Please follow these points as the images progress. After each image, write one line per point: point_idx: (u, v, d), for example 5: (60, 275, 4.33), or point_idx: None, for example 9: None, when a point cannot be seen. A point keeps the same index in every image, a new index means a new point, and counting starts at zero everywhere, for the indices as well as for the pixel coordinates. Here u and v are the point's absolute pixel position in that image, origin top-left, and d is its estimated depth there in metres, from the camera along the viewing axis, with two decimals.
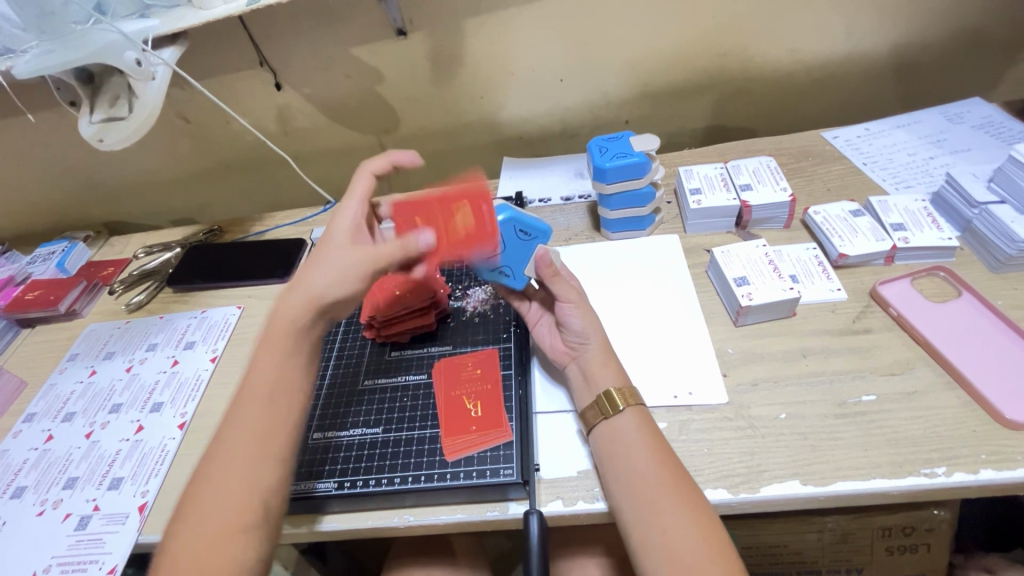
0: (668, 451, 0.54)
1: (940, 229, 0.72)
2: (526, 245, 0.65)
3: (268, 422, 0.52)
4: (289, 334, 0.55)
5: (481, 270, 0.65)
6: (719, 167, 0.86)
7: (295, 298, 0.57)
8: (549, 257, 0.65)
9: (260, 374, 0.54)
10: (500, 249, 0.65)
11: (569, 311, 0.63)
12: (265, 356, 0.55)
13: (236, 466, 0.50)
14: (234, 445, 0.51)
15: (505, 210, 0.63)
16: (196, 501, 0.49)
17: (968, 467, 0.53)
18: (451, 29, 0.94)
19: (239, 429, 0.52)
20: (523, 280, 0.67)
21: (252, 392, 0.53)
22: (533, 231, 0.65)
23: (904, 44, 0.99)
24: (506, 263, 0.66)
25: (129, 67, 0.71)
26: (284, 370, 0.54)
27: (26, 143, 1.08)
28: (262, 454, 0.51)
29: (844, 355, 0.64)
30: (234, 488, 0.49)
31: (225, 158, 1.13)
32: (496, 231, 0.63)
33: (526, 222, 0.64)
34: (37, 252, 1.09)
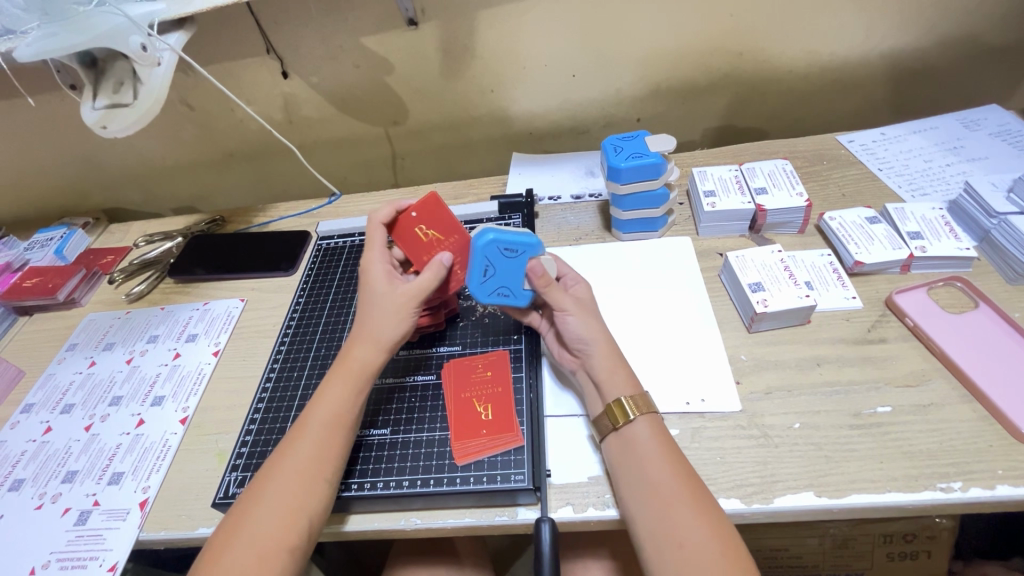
0: (680, 460, 0.54)
1: (957, 239, 0.71)
2: (516, 263, 0.64)
3: (326, 447, 0.55)
4: (358, 372, 0.59)
5: (480, 296, 0.65)
6: (733, 169, 0.84)
7: (360, 339, 0.61)
8: (540, 268, 0.62)
9: (325, 404, 0.57)
10: (489, 273, 0.64)
11: (569, 318, 0.62)
12: (332, 387, 0.58)
13: (288, 484, 0.52)
14: (290, 465, 0.54)
15: (487, 232, 0.63)
16: (243, 515, 0.51)
17: (984, 482, 0.52)
18: (464, 20, 0.92)
19: (297, 450, 0.55)
20: (526, 297, 0.65)
21: (314, 416, 0.57)
22: (519, 248, 0.63)
23: (921, 49, 0.98)
24: (503, 284, 0.65)
25: (134, 52, 0.69)
26: (349, 402, 0.58)
27: (25, 125, 1.05)
28: (312, 475, 0.53)
29: (858, 365, 0.63)
30: (286, 506, 0.51)
31: (228, 146, 1.11)
32: (481, 256, 0.63)
33: (509, 240, 0.63)
34: (36, 238, 1.06)
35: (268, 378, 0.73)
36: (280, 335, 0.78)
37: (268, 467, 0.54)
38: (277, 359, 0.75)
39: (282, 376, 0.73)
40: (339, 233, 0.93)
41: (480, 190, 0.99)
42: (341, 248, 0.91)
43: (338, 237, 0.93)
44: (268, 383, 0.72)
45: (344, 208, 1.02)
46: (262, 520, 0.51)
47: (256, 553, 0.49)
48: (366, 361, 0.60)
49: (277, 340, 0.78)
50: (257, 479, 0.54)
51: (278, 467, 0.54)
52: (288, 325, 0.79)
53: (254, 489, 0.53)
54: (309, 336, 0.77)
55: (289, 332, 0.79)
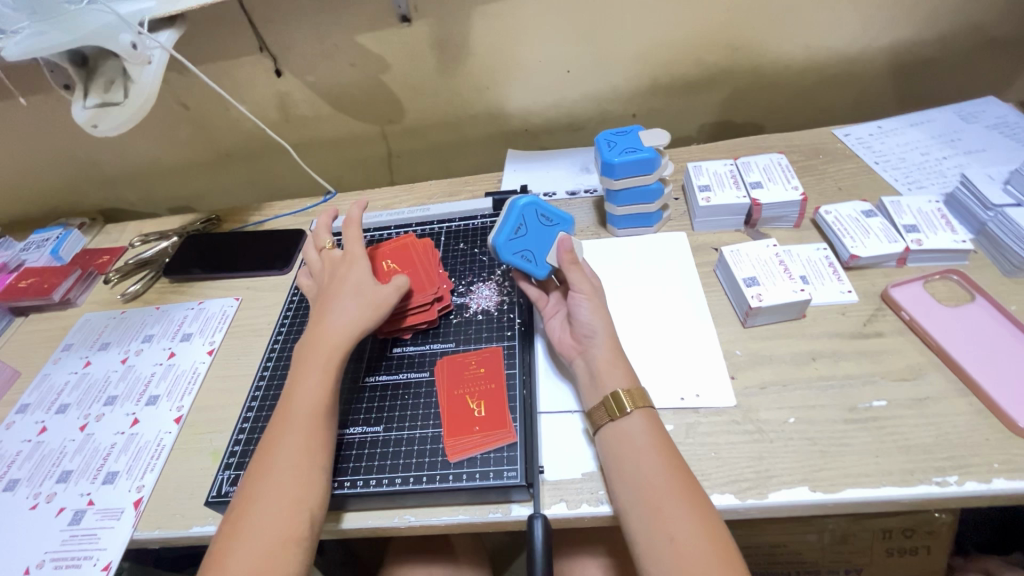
0: (675, 455, 0.53)
1: (954, 232, 0.70)
2: (547, 230, 0.69)
3: (310, 434, 0.55)
4: (328, 354, 0.60)
5: (504, 253, 0.66)
6: (729, 164, 0.84)
7: (324, 326, 0.62)
8: (570, 241, 0.68)
9: (302, 393, 0.58)
10: (522, 232, 0.67)
11: (580, 303, 0.63)
12: (304, 376, 0.59)
13: (283, 477, 0.52)
14: (280, 461, 0.53)
15: (530, 197, 0.69)
16: (243, 515, 0.51)
17: (980, 476, 0.52)
18: (457, 16, 0.91)
19: (284, 446, 0.54)
20: (545, 268, 0.68)
21: (295, 409, 0.57)
22: (554, 218, 0.70)
23: (919, 41, 0.97)
24: (530, 247, 0.67)
25: (124, 50, 0.68)
26: (323, 386, 0.58)
27: (20, 126, 1.05)
28: (302, 462, 0.53)
29: (854, 359, 0.63)
30: (285, 500, 0.51)
31: (223, 145, 1.11)
32: (518, 214, 0.67)
33: (548, 208, 0.70)
34: (31, 239, 1.06)
35: (261, 377, 0.72)
36: (274, 333, 0.78)
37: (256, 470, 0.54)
38: (270, 357, 0.75)
39: (275, 374, 0.72)
40: (333, 231, 0.93)
41: (475, 187, 0.98)
42: None
43: (332, 235, 0.93)
44: (261, 381, 0.72)
45: (340, 206, 1.02)
46: (262, 522, 0.50)
47: (263, 555, 0.48)
48: (336, 343, 0.61)
49: (271, 339, 0.78)
50: (248, 480, 0.53)
51: (268, 465, 0.53)
52: (282, 323, 0.79)
53: (247, 490, 0.52)
54: (302, 335, 0.77)
55: (283, 330, 0.78)
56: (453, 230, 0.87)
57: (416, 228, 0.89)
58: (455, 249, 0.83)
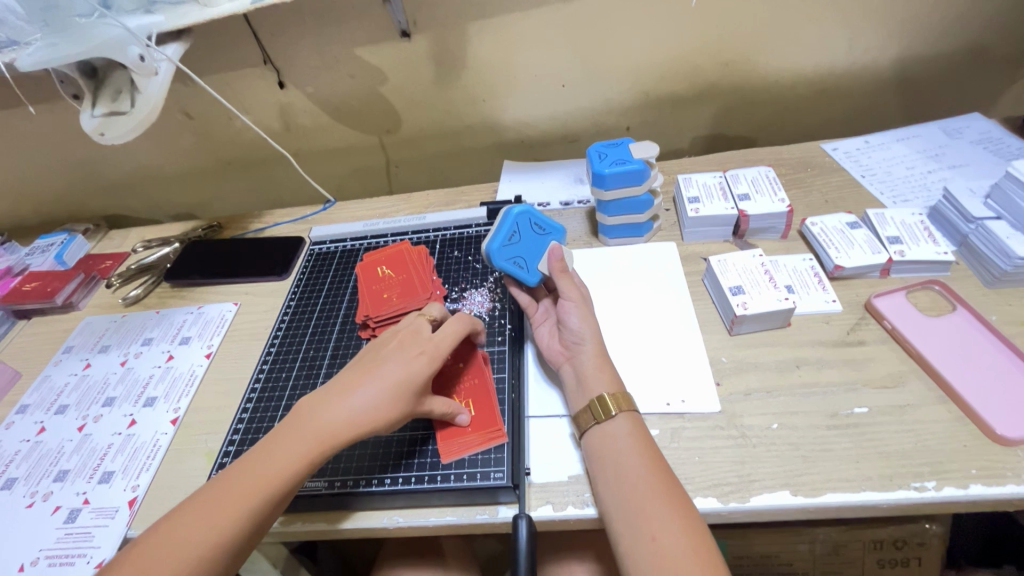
0: (658, 455, 0.55)
1: (936, 244, 0.72)
2: (539, 239, 0.73)
3: (243, 510, 0.51)
4: (314, 444, 0.54)
5: (496, 259, 0.69)
6: (718, 176, 0.86)
7: (335, 399, 0.57)
8: (561, 250, 0.70)
9: (272, 463, 0.53)
10: (514, 240, 0.71)
11: (569, 309, 0.64)
12: (288, 444, 0.54)
13: (192, 538, 0.49)
14: (204, 515, 0.50)
15: (523, 206, 0.73)
16: (142, 555, 0.48)
17: (958, 481, 0.53)
18: (455, 31, 0.94)
19: (217, 503, 0.51)
20: (537, 275, 0.70)
21: (251, 472, 0.53)
22: (546, 228, 0.73)
23: (905, 59, 1.00)
24: (522, 254, 0.71)
25: (132, 63, 0.71)
26: (292, 470, 0.53)
27: (28, 134, 1.08)
28: (214, 544, 0.49)
29: (837, 367, 0.64)
30: (179, 560, 0.48)
31: (226, 154, 1.13)
32: (512, 221, 0.72)
33: (542, 218, 0.73)
34: (36, 244, 1.08)
35: (257, 379, 0.74)
36: (270, 337, 0.80)
37: (186, 511, 0.51)
38: (266, 361, 0.76)
39: (270, 377, 0.74)
40: (331, 238, 0.95)
41: (471, 197, 1.01)
42: (333, 253, 0.92)
43: (331, 243, 0.95)
44: (257, 384, 0.73)
45: (338, 215, 1.04)
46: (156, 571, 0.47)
47: None
48: (328, 434, 0.55)
49: (267, 343, 0.79)
50: (175, 516, 0.51)
51: (196, 513, 0.50)
52: (278, 328, 0.81)
53: (171, 523, 0.50)
54: (298, 339, 0.78)
55: (279, 334, 0.80)
56: (448, 238, 0.89)
57: (413, 236, 0.91)
58: (450, 257, 0.85)
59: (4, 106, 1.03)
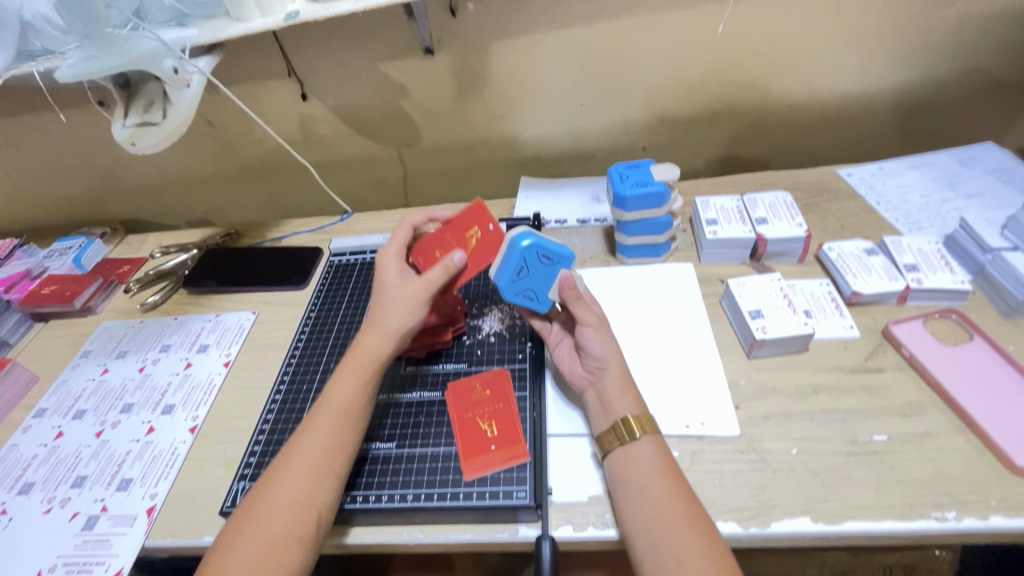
0: (680, 478, 0.55)
1: (953, 273, 0.73)
2: (548, 270, 0.65)
3: (333, 439, 0.57)
4: (362, 364, 0.61)
5: (505, 294, 0.67)
6: (735, 199, 0.87)
7: (371, 331, 0.63)
8: (572, 280, 0.65)
9: (335, 397, 0.59)
10: (522, 274, 0.65)
11: (588, 335, 0.63)
12: (341, 379, 0.61)
13: (298, 472, 0.54)
14: (301, 454, 0.55)
15: (527, 236, 0.64)
16: (259, 504, 0.52)
17: (978, 512, 0.53)
18: (478, 49, 0.96)
19: (308, 439, 0.56)
20: (547, 304, 0.68)
21: (324, 410, 0.59)
22: (555, 257, 0.65)
23: (919, 87, 1.02)
24: (530, 287, 0.66)
25: (166, 75, 0.72)
26: (357, 393, 0.60)
27: (51, 138, 1.09)
28: (319, 471, 0.54)
29: (856, 394, 0.64)
30: (298, 494, 0.53)
31: (246, 163, 1.14)
32: (518, 257, 0.64)
33: (548, 248, 0.64)
34: (54, 246, 1.09)
35: (278, 390, 0.74)
36: (291, 348, 0.80)
37: (280, 459, 0.56)
38: (287, 371, 0.77)
39: (291, 389, 0.74)
40: (351, 249, 0.96)
41: (488, 212, 1.02)
42: (352, 265, 0.93)
43: (350, 254, 0.96)
44: (278, 395, 0.74)
45: (356, 226, 1.05)
46: (273, 509, 0.52)
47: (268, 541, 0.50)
48: (374, 354, 0.62)
49: (287, 354, 0.80)
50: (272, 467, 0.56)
51: (288, 458, 0.55)
52: (299, 339, 0.81)
53: (269, 475, 0.55)
54: (319, 350, 0.79)
55: (300, 345, 0.81)
56: None
57: None
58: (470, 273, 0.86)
59: (30, 110, 1.04)
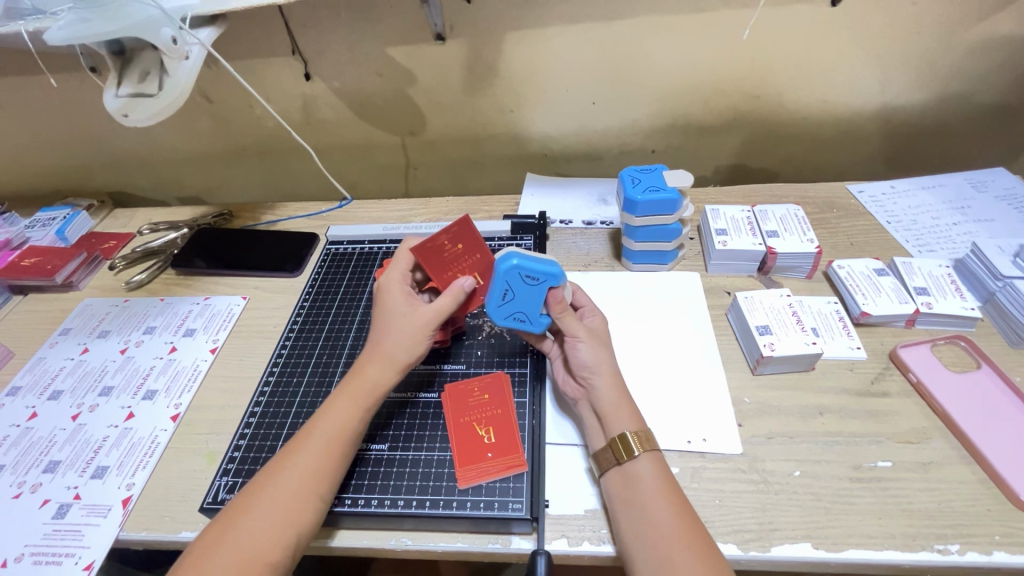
0: (683, 502, 0.53)
1: (963, 299, 0.71)
2: (535, 291, 0.62)
3: (323, 465, 0.54)
4: (362, 391, 0.58)
5: (495, 318, 0.64)
6: (746, 210, 0.85)
7: (374, 357, 0.60)
8: (560, 295, 0.62)
9: (329, 421, 0.56)
10: (508, 298, 0.62)
11: (576, 346, 0.62)
12: (337, 403, 0.57)
13: (282, 496, 0.51)
14: (288, 478, 0.52)
15: (510, 257, 0.61)
16: (233, 521, 0.49)
17: (981, 547, 0.52)
18: (491, 39, 0.93)
19: (296, 463, 0.53)
20: (540, 324, 0.64)
21: (317, 432, 0.55)
22: (541, 276, 0.61)
23: (934, 107, 1.00)
24: (519, 310, 0.63)
25: (164, 44, 0.69)
26: (354, 420, 0.57)
27: (39, 103, 1.04)
28: (303, 497, 0.51)
29: (861, 417, 0.63)
30: (275, 517, 0.50)
31: (243, 141, 1.11)
32: (502, 280, 0.61)
33: (532, 267, 0.60)
34: (37, 216, 1.05)
35: (266, 381, 0.72)
36: (282, 339, 0.77)
37: (266, 473, 0.53)
38: (277, 362, 0.74)
39: (280, 381, 0.72)
40: (348, 238, 0.93)
41: (492, 208, 0.99)
42: (350, 255, 0.90)
43: (348, 243, 0.93)
44: (266, 386, 0.71)
45: (355, 214, 1.02)
46: (248, 528, 0.49)
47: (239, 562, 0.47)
48: (376, 381, 0.59)
49: (278, 344, 0.77)
50: (256, 480, 0.53)
51: (273, 476, 0.52)
52: (291, 328, 0.79)
53: (247, 494, 0.52)
54: (311, 342, 0.76)
55: (292, 335, 0.78)
56: None
57: None
58: None
59: (18, 72, 0.99)
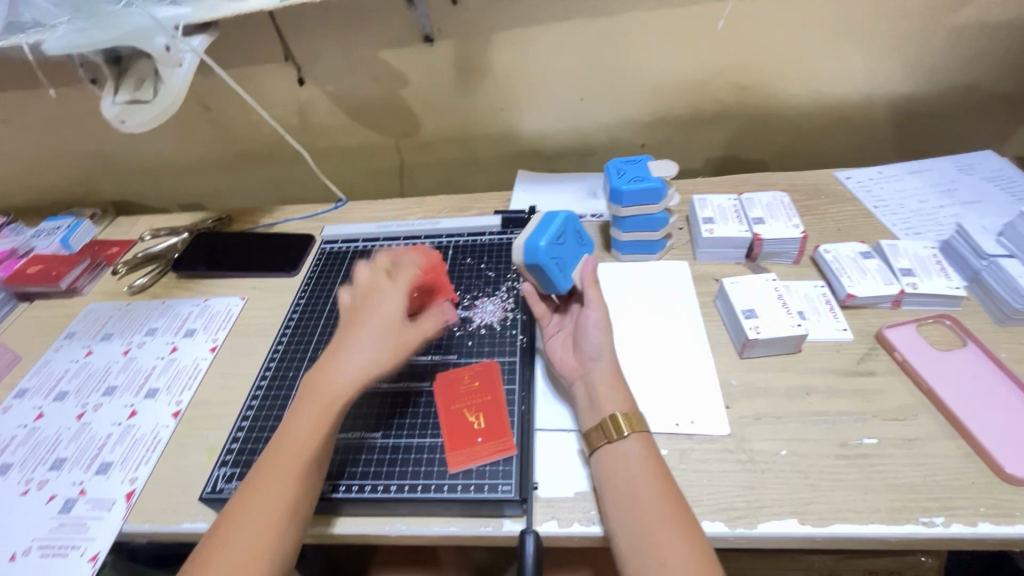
0: (670, 483, 0.54)
1: (948, 278, 0.72)
2: (576, 248, 0.71)
3: (294, 489, 0.52)
4: (326, 407, 0.56)
5: (540, 253, 0.65)
6: (733, 199, 0.87)
7: (332, 374, 0.57)
8: (595, 263, 0.70)
9: (295, 438, 0.55)
10: (559, 241, 0.69)
11: (592, 322, 0.64)
12: (302, 421, 0.55)
13: (278, 481, 0.52)
14: (258, 505, 0.51)
15: (568, 213, 0.73)
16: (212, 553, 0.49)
17: (966, 519, 0.53)
18: (479, 39, 0.95)
19: (264, 488, 0.52)
20: (568, 283, 0.68)
21: (282, 456, 0.54)
22: (583, 239, 0.73)
23: (920, 93, 1.01)
24: (560, 257, 0.68)
25: (158, 52, 0.71)
26: (318, 435, 0.55)
27: (42, 115, 1.07)
28: (293, 475, 0.53)
29: (848, 397, 0.64)
30: (252, 547, 0.49)
31: (240, 147, 1.13)
32: (562, 225, 0.70)
33: (581, 228, 0.74)
34: (42, 226, 1.07)
35: (263, 377, 0.73)
36: (278, 335, 0.79)
37: (236, 503, 0.52)
38: (273, 358, 0.76)
39: (277, 375, 0.73)
40: (343, 238, 0.95)
41: (484, 205, 1.01)
42: (345, 254, 0.92)
43: (343, 242, 0.95)
44: (263, 382, 0.73)
45: (350, 214, 1.04)
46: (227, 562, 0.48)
47: None
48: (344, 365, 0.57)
49: (275, 341, 0.79)
50: (229, 508, 0.52)
51: (247, 503, 0.51)
52: (288, 325, 0.80)
53: (222, 525, 0.51)
54: (307, 338, 0.78)
55: (288, 332, 0.80)
56: (461, 245, 0.89)
57: (426, 240, 0.91)
58: (463, 264, 0.85)
59: (22, 87, 1.03)
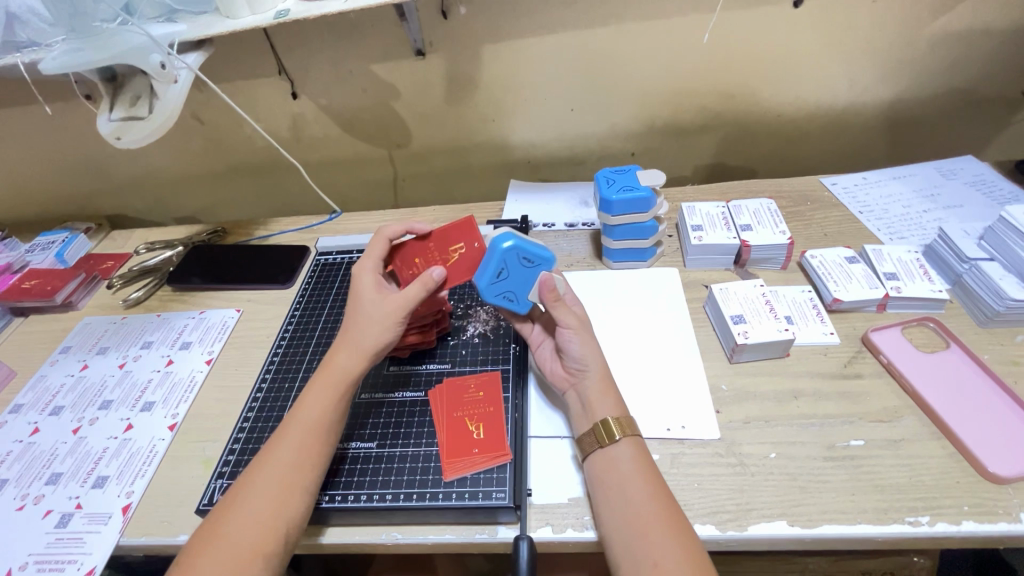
0: (663, 486, 0.55)
1: (931, 282, 0.74)
2: (527, 274, 0.65)
3: (278, 502, 0.52)
4: (312, 419, 0.58)
5: (485, 296, 0.66)
6: (720, 206, 0.88)
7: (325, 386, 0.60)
8: (550, 283, 0.64)
9: (280, 456, 0.56)
10: (502, 275, 0.65)
11: (569, 338, 0.63)
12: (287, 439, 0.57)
13: (273, 481, 0.53)
14: (235, 523, 0.51)
15: (508, 238, 0.64)
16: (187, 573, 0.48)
17: (950, 517, 0.54)
18: (469, 52, 0.96)
19: (244, 506, 0.52)
20: (527, 305, 0.67)
21: (264, 472, 0.54)
22: (536, 260, 0.64)
23: (903, 100, 1.03)
24: (510, 289, 0.66)
25: (153, 69, 0.72)
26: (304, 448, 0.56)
27: (37, 131, 1.08)
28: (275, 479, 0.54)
29: (835, 399, 0.65)
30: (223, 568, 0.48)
31: (235, 160, 1.14)
32: (499, 258, 0.64)
33: (529, 250, 0.64)
34: (37, 241, 1.08)
35: (259, 388, 0.74)
36: (273, 347, 0.80)
37: (212, 526, 0.51)
38: (268, 370, 0.76)
39: (273, 386, 0.74)
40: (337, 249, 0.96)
41: (477, 214, 1.02)
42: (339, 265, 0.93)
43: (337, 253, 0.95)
44: (259, 393, 0.73)
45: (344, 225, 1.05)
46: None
47: None
48: (345, 370, 0.61)
49: (270, 353, 0.79)
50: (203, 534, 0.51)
51: (225, 523, 0.51)
52: (283, 337, 0.81)
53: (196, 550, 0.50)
54: (302, 349, 0.79)
55: (283, 343, 0.80)
56: None
57: None
58: None
59: (17, 103, 1.03)
